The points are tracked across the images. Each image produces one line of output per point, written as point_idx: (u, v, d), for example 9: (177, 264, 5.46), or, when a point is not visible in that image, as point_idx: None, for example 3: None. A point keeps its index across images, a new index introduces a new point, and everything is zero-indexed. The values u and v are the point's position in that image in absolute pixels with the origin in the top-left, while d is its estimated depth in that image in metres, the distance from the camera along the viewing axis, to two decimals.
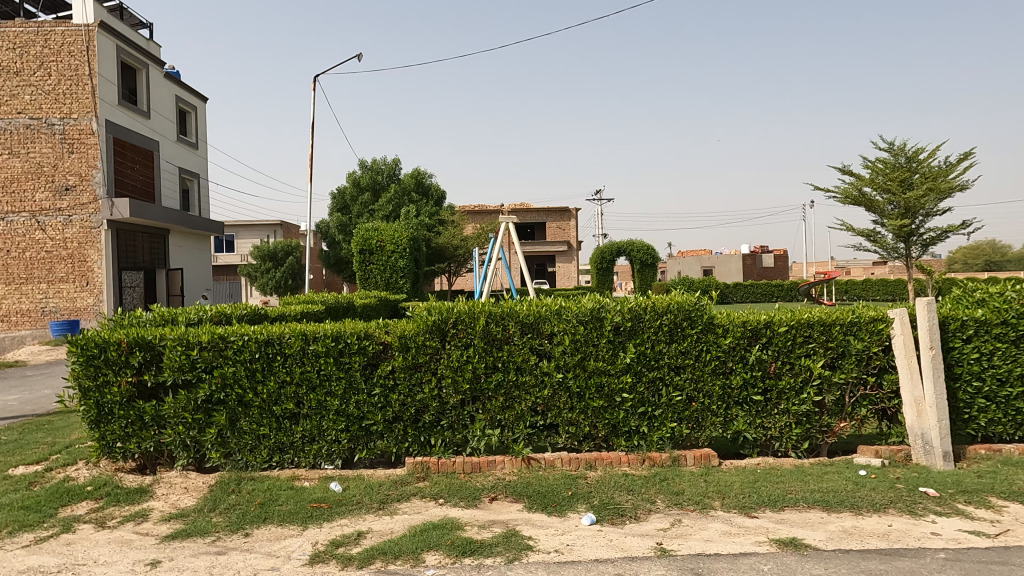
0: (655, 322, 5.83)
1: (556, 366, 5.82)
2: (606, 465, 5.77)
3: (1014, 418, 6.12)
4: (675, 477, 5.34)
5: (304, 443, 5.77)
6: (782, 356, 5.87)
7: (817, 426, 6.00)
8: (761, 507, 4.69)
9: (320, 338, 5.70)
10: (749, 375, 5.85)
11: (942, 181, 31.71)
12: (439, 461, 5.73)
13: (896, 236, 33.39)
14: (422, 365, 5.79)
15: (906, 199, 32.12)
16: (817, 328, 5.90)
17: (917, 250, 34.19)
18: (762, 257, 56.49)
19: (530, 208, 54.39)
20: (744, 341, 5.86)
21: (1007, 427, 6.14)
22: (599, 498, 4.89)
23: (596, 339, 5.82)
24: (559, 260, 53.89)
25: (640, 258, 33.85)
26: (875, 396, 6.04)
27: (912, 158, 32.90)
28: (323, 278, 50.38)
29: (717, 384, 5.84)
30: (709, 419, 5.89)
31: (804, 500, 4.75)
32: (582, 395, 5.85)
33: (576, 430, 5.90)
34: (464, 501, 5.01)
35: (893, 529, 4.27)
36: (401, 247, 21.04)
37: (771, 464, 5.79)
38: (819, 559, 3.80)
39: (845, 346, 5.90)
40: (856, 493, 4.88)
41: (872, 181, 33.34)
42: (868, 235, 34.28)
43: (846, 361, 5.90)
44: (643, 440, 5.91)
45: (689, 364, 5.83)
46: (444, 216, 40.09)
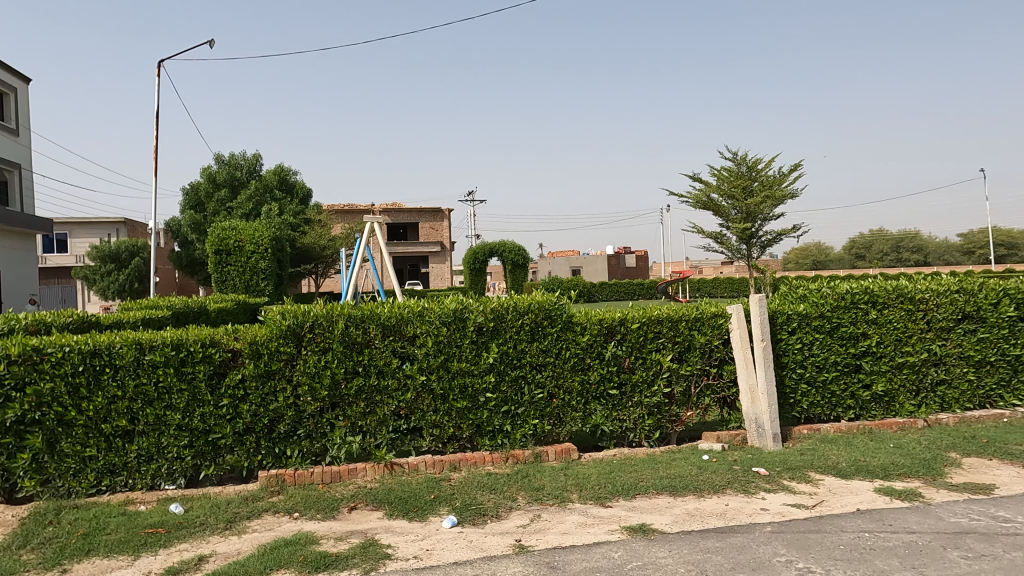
0: (517, 321, 5.93)
1: (419, 368, 5.74)
2: (471, 465, 5.77)
3: (829, 400, 6.89)
4: (536, 473, 5.46)
5: (140, 464, 5.24)
6: (635, 351, 6.20)
7: (666, 416, 6.39)
8: (615, 497, 4.91)
9: (157, 347, 5.20)
10: (605, 370, 6.11)
11: (777, 190, 35.30)
12: (295, 473, 5.44)
13: (740, 238, 36.74)
14: (276, 373, 5.46)
15: (747, 204, 35.53)
16: (666, 324, 6.29)
17: (756, 251, 37.85)
18: (625, 257, 59.90)
19: (402, 208, 53.72)
20: (601, 338, 6.12)
21: (824, 408, 6.90)
22: (461, 500, 4.88)
23: (459, 340, 5.81)
24: (432, 260, 53.71)
25: (512, 259, 34.61)
26: (716, 386, 6.55)
27: (752, 167, 36.15)
28: (175, 281, 46.56)
29: (576, 380, 6.04)
30: (570, 414, 6.08)
31: (653, 487, 5.04)
32: (445, 396, 5.81)
33: (441, 432, 5.84)
34: (321, 512, 4.79)
35: (730, 508, 4.64)
36: (262, 247, 19.85)
37: (626, 454, 6.08)
38: (664, 542, 4.04)
39: (690, 340, 6.35)
40: (699, 477, 5.25)
41: (718, 188, 36.42)
42: (715, 237, 37.45)
43: (691, 354, 6.35)
44: (507, 439, 5.97)
45: (550, 362, 5.99)
46: (311, 215, 38.51)
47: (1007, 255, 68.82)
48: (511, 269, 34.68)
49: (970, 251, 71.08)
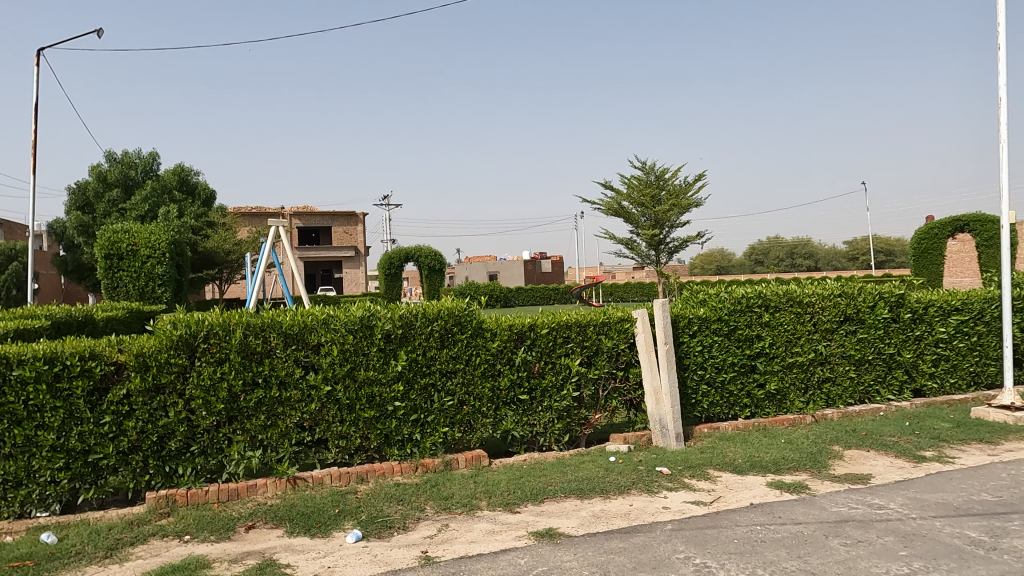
0: (426, 328, 5.85)
1: (324, 378, 5.54)
2: (379, 476, 5.62)
3: (727, 399, 7.23)
4: (446, 481, 5.39)
5: (7, 490, 4.75)
6: (545, 356, 6.26)
7: (575, 419, 6.49)
8: (524, 502, 4.93)
9: (28, 361, 4.74)
10: (515, 376, 6.13)
11: (683, 198, 36.94)
12: (188, 493, 5.10)
13: (649, 244, 38.17)
14: (167, 387, 5.12)
15: (656, 212, 37.04)
16: (575, 329, 6.41)
17: (664, 256, 39.44)
18: (541, 263, 60.80)
19: (315, 211, 52.11)
20: (511, 344, 6.14)
21: (723, 407, 7.23)
22: (367, 512, 4.74)
23: (366, 348, 5.66)
24: (346, 265, 52.38)
25: (429, 264, 34.28)
26: (623, 388, 6.73)
27: (660, 177, 37.64)
28: (61, 286, 43.01)
29: (486, 387, 6.03)
30: (480, 420, 6.05)
31: (561, 490, 5.10)
32: (352, 406, 5.64)
33: (347, 443, 5.66)
34: (215, 534, 4.51)
35: (633, 508, 4.76)
36: (159, 252, 18.66)
37: (536, 459, 6.12)
38: (570, 545, 4.08)
39: (598, 344, 6.50)
40: (605, 478, 5.36)
41: (629, 196, 37.67)
42: (626, 243, 38.72)
43: (599, 358, 6.51)
44: (416, 447, 5.87)
45: (460, 369, 5.94)
46: (214, 217, 36.69)
47: (885, 261, 75.23)
48: (427, 274, 34.35)
49: (854, 257, 77.23)
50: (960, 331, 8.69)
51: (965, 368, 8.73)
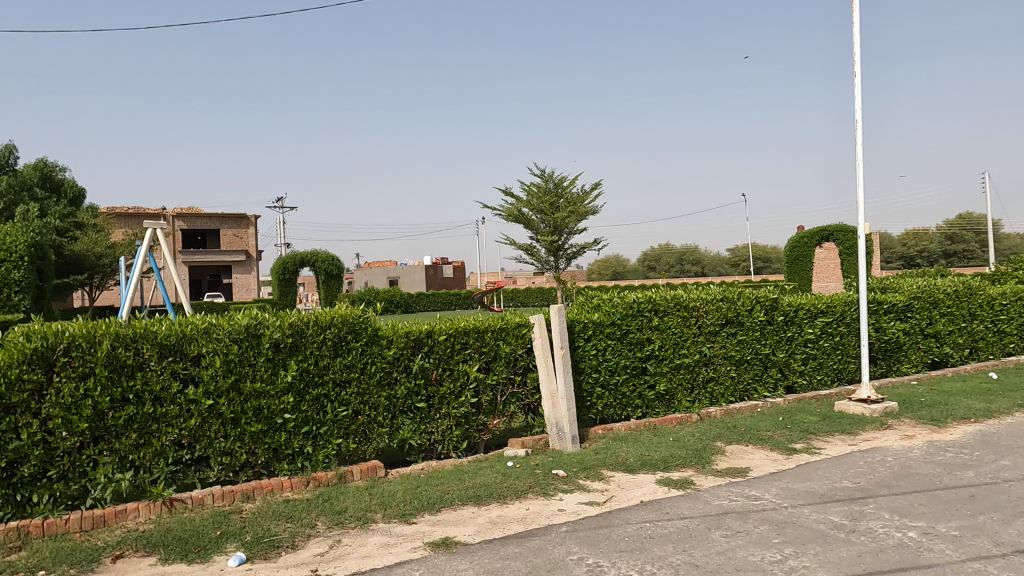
0: (318, 336, 5.63)
1: (205, 392, 5.19)
2: (266, 493, 5.33)
3: (620, 401, 7.49)
4: (339, 495, 5.20)
5: None
6: (442, 363, 6.21)
7: (474, 426, 6.47)
8: (420, 512, 4.84)
9: None
10: (412, 384, 6.03)
11: (581, 206, 38.08)
12: (44, 523, 4.59)
13: (548, 250, 39.04)
14: (19, 407, 4.58)
15: (555, 218, 37.97)
16: (473, 335, 6.41)
17: (563, 262, 40.47)
18: (443, 268, 60.55)
19: (201, 212, 49.01)
20: (408, 351, 6.04)
21: (616, 409, 7.48)
22: (252, 533, 4.47)
23: (253, 358, 5.37)
24: (235, 270, 49.61)
25: (326, 269, 33.16)
26: (521, 393, 6.80)
27: (559, 184, 38.57)
28: None
29: (383, 396, 5.89)
30: (376, 430, 5.90)
31: (458, 498, 5.06)
32: (237, 421, 5.31)
33: (232, 460, 5.32)
34: (77, 567, 4.08)
35: (529, 513, 4.80)
36: (16, 254, 16.78)
37: (434, 467, 6.04)
38: (466, 554, 4.05)
39: (496, 350, 6.53)
40: (503, 484, 5.38)
41: (529, 203, 38.34)
42: (526, 249, 39.36)
43: (497, 363, 6.54)
44: (308, 461, 5.62)
45: (355, 378, 5.77)
46: (82, 218, 33.66)
47: (763, 268, 81.25)
48: (324, 280, 33.21)
49: (736, 263, 82.79)
50: (826, 331, 9.50)
51: (829, 365, 9.55)
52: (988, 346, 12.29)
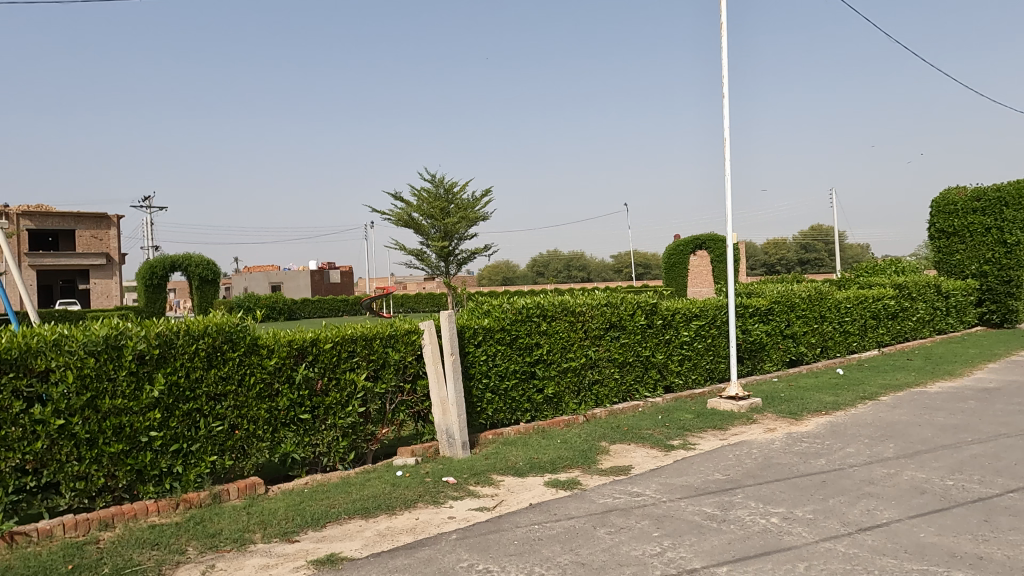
0: (189, 347, 5.25)
1: (55, 411, 4.66)
2: (129, 519, 4.86)
3: (510, 405, 7.58)
4: (213, 516, 4.86)
5: None
6: (328, 372, 5.99)
7: (361, 436, 6.28)
8: (303, 529, 4.63)
9: None
10: (295, 395, 5.77)
11: (471, 212, 38.27)
12: None
13: (439, 256, 38.89)
14: None
15: (445, 224, 37.89)
16: (360, 342, 6.23)
17: (453, 268, 40.48)
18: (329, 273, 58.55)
19: (52, 211, 44.20)
20: (291, 361, 5.77)
21: (506, 414, 7.56)
22: (112, 564, 4.07)
23: (113, 372, 4.90)
24: (93, 275, 45.17)
25: (200, 274, 31.00)
26: (410, 401, 6.71)
27: (449, 190, 38.54)
28: None
29: (262, 408, 5.58)
30: (255, 445, 5.58)
31: (344, 512, 4.89)
32: (94, 441, 4.82)
33: (88, 485, 4.81)
34: None
35: (418, 522, 4.73)
36: None
37: (318, 481, 5.80)
38: (353, 570, 3.91)
39: (384, 358, 6.40)
40: (391, 494, 5.26)
41: (419, 208, 37.99)
42: (417, 254, 38.97)
43: (386, 371, 6.40)
44: (177, 482, 5.19)
45: (232, 390, 5.43)
46: None
47: (643, 274, 85.66)
48: (197, 285, 31.02)
49: (619, 269, 86.67)
50: (699, 334, 10.15)
51: (703, 365, 10.21)
52: (836, 345, 13.67)
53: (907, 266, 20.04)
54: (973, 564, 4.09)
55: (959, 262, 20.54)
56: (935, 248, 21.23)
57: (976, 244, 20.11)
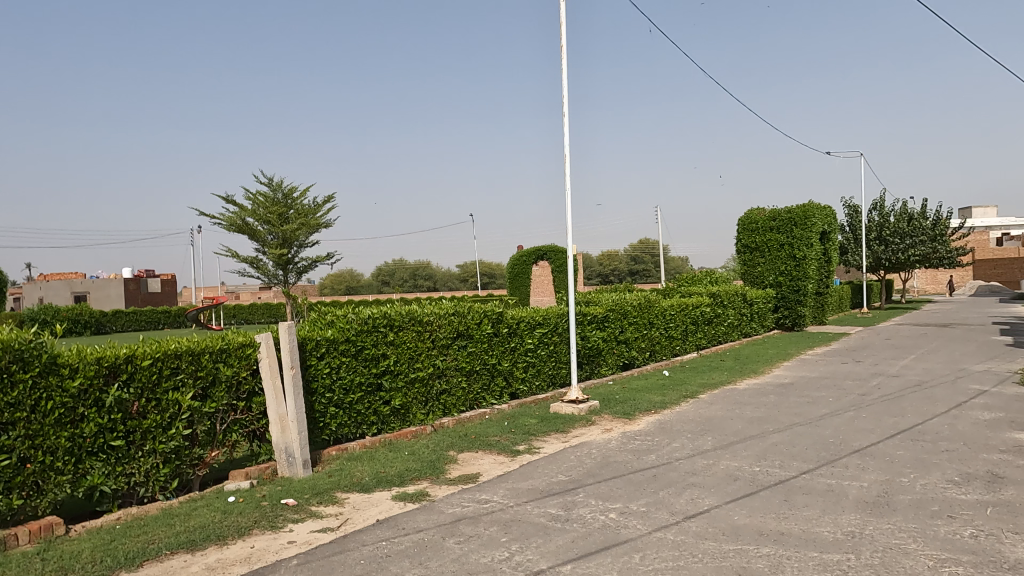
0: None
1: None
2: None
3: (355, 419, 7.31)
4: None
5: None
6: (146, 393, 5.37)
7: (186, 461, 5.68)
8: (115, 571, 4.08)
9: None
10: (105, 419, 5.09)
11: (312, 218, 36.61)
12: None
13: (276, 264, 36.72)
14: None
15: (283, 230, 35.92)
16: (185, 358, 5.67)
17: (293, 276, 38.44)
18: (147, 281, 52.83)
19: None
20: (100, 381, 5.09)
21: (351, 428, 7.28)
22: None
23: None
24: None
25: None
26: (245, 420, 6.22)
27: (288, 195, 36.60)
28: None
29: (63, 436, 4.86)
30: (53, 479, 4.82)
31: (166, 547, 4.39)
32: None
33: None
34: None
35: (254, 550, 4.39)
36: None
37: (133, 515, 5.14)
38: None
39: (214, 374, 5.89)
40: (222, 523, 4.83)
41: (254, 212, 35.60)
42: (251, 262, 36.47)
43: (216, 389, 5.89)
44: None
45: (22, 418, 4.67)
46: None
47: (489, 284, 87.52)
48: None
49: (465, 278, 87.72)
50: (542, 341, 10.55)
51: (546, 371, 10.62)
52: (662, 348, 14.92)
53: (719, 277, 22.47)
54: (778, 539, 4.65)
55: (759, 273, 23.41)
56: (741, 261, 24.03)
57: (773, 258, 23.07)
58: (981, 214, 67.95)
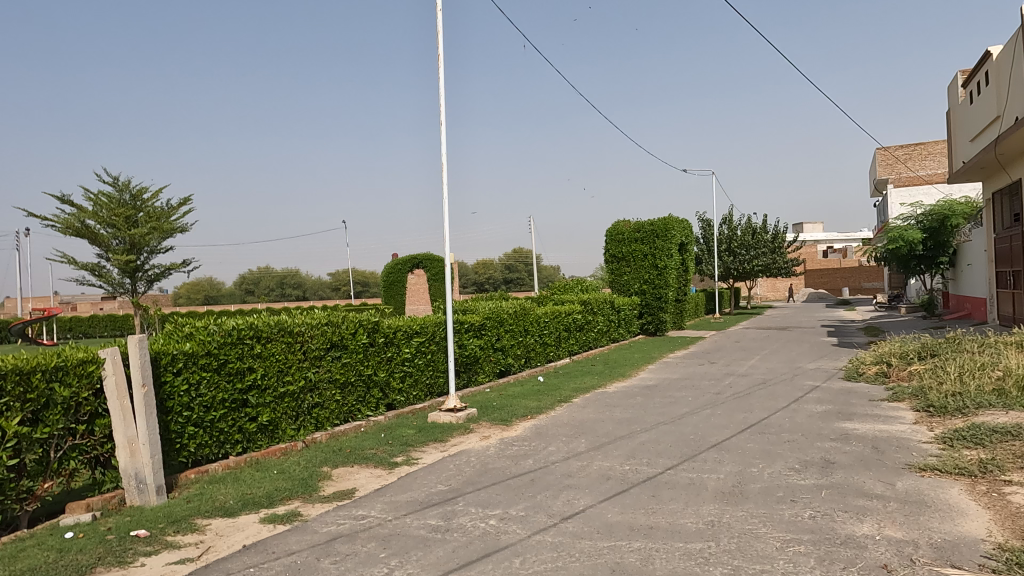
0: None
1: None
2: None
3: (217, 438, 6.78)
4: None
5: None
6: None
7: (12, 496, 4.97)
8: None
9: None
10: None
11: (165, 222, 33.73)
12: None
13: (122, 271, 33.37)
14: None
15: (131, 234, 32.76)
16: (12, 377, 4.98)
17: (142, 285, 35.13)
18: None
19: None
20: None
21: (212, 448, 6.75)
22: None
23: None
24: None
25: None
26: (86, 445, 5.57)
27: (136, 197, 33.48)
28: None
29: None
30: None
31: None
32: None
33: None
34: None
35: None
36: None
37: None
38: None
39: (48, 396, 5.23)
40: (59, 562, 4.28)
41: (95, 214, 32.16)
42: (91, 269, 32.85)
43: (49, 413, 5.23)
44: None
45: None
46: None
47: (362, 293, 85.23)
48: None
49: (336, 287, 84.75)
50: (419, 350, 10.43)
51: (423, 381, 10.50)
52: (537, 355, 15.29)
53: (589, 285, 23.47)
54: (647, 533, 4.91)
55: (625, 282, 24.74)
56: (609, 270, 25.27)
57: (637, 267, 24.48)
58: (810, 230, 76.47)
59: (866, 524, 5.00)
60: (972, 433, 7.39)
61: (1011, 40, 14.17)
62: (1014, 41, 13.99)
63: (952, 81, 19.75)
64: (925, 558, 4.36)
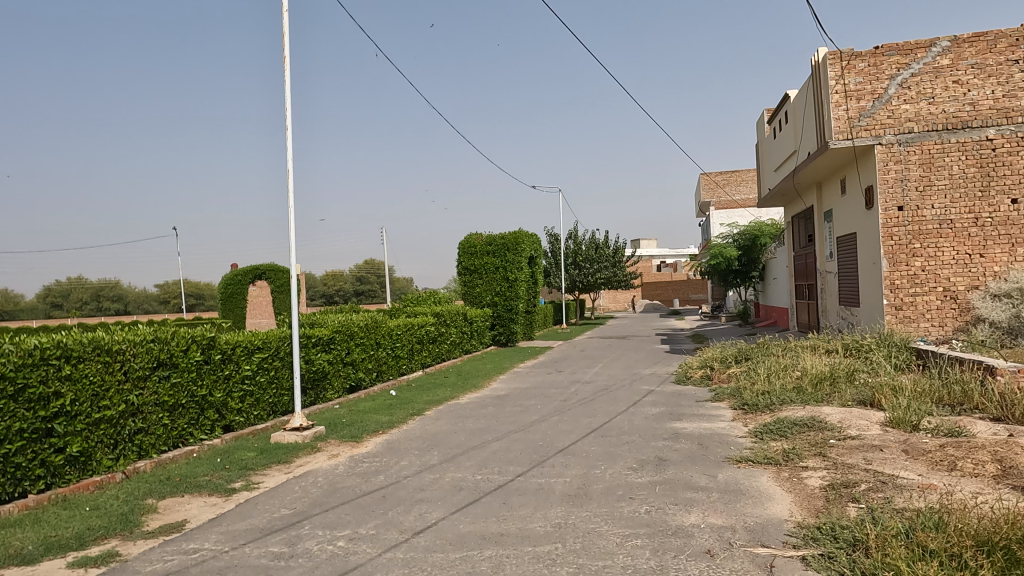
0: None
1: None
2: None
3: (12, 475, 5.88)
4: None
5: None
6: None
7: None
8: None
9: None
10: None
11: None
12: None
13: None
14: None
15: None
16: None
17: None
18: None
19: None
20: None
21: (6, 487, 5.83)
22: None
23: None
24: None
25: None
26: None
27: None
28: None
29: None
30: None
31: None
32: None
33: None
34: None
35: None
36: None
37: None
38: None
39: None
40: None
41: None
42: None
43: None
44: None
45: None
46: None
47: (196, 306, 78.41)
48: None
49: (165, 300, 77.15)
50: (261, 367, 9.80)
51: (266, 400, 9.88)
52: (389, 368, 15.01)
53: (442, 297, 23.56)
54: (497, 540, 5.01)
55: (478, 294, 25.15)
56: (461, 282, 25.53)
57: (489, 279, 24.98)
58: (645, 245, 82.84)
59: (693, 514, 5.50)
60: (778, 427, 8.41)
61: (804, 87, 16.46)
62: (806, 86, 16.27)
63: (760, 118, 22.50)
64: (741, 541, 4.88)
